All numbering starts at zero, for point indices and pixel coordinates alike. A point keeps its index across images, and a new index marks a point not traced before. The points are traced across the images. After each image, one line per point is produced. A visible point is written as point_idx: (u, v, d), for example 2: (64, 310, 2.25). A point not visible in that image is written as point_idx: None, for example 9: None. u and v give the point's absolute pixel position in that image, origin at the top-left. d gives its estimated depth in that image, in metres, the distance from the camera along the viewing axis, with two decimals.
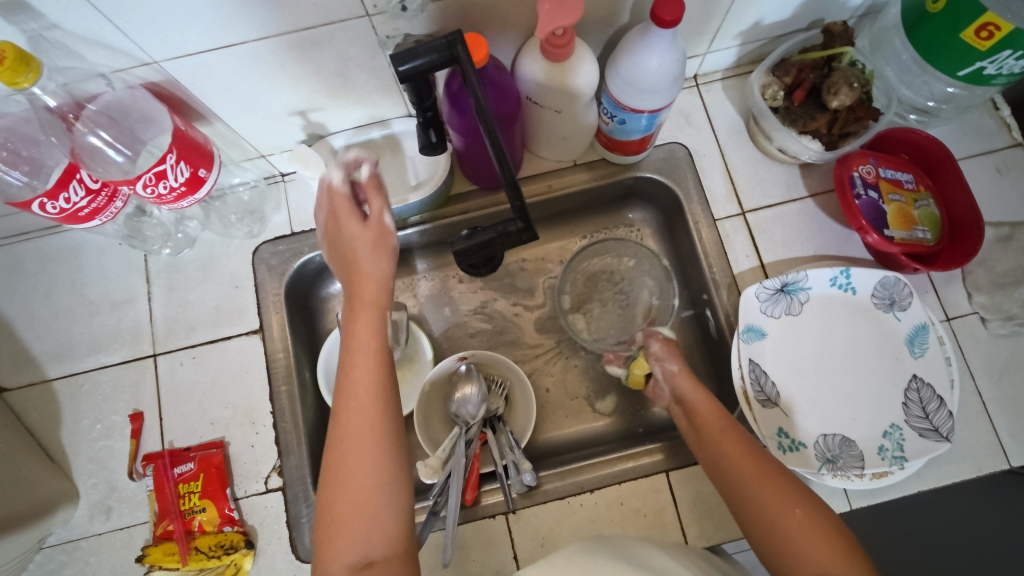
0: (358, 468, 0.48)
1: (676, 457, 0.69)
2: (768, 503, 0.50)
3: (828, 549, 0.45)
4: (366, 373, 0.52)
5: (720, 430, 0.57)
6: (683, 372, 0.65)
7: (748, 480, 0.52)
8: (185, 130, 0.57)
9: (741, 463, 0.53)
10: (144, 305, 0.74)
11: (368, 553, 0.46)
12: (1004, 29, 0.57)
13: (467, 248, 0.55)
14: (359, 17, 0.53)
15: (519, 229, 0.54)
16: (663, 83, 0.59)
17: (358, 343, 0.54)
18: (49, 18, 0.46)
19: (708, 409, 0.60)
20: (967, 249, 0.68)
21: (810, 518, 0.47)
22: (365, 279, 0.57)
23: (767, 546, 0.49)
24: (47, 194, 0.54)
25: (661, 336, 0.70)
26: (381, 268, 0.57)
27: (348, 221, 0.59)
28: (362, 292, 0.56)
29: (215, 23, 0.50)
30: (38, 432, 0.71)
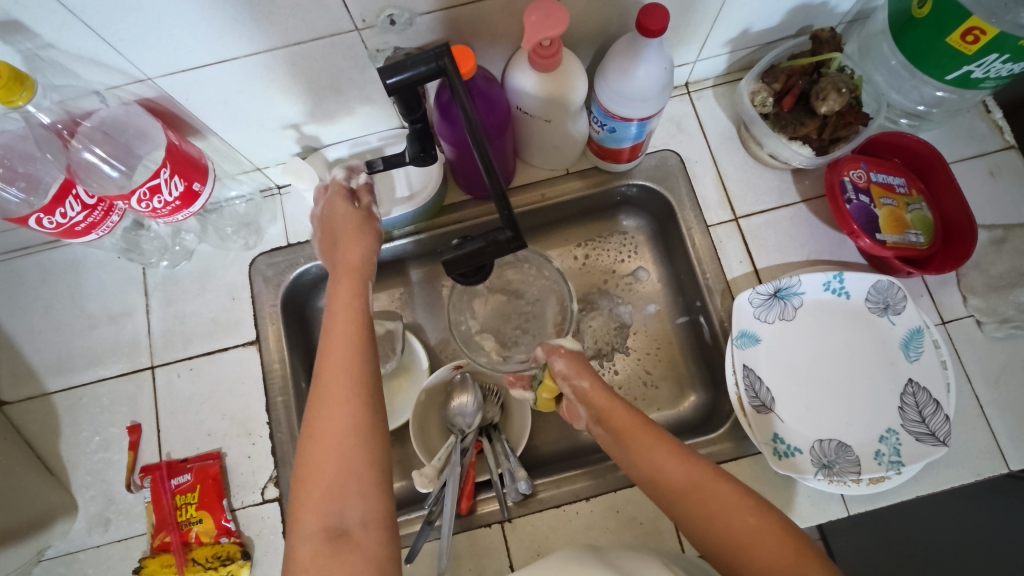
0: (338, 419, 0.46)
1: (605, 479, 0.69)
2: (716, 511, 0.47)
3: (785, 556, 0.44)
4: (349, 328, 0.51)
5: (647, 440, 0.53)
6: (598, 390, 0.60)
7: (688, 491, 0.49)
8: (180, 145, 0.58)
9: (680, 475, 0.50)
10: (142, 317, 0.75)
11: (344, 520, 0.43)
12: (990, 33, 0.57)
13: (456, 258, 0.53)
14: (348, 31, 0.54)
15: (509, 237, 0.53)
16: (652, 92, 0.59)
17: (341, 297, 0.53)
18: (45, 38, 0.47)
19: (626, 420, 0.56)
20: (960, 252, 0.68)
21: (762, 526, 0.46)
22: (348, 250, 0.58)
23: (723, 559, 0.47)
24: (43, 210, 0.54)
25: (564, 351, 0.64)
26: (366, 241, 0.59)
27: (336, 202, 0.61)
28: (346, 260, 0.57)
29: (204, 39, 0.50)
30: (37, 445, 0.71)
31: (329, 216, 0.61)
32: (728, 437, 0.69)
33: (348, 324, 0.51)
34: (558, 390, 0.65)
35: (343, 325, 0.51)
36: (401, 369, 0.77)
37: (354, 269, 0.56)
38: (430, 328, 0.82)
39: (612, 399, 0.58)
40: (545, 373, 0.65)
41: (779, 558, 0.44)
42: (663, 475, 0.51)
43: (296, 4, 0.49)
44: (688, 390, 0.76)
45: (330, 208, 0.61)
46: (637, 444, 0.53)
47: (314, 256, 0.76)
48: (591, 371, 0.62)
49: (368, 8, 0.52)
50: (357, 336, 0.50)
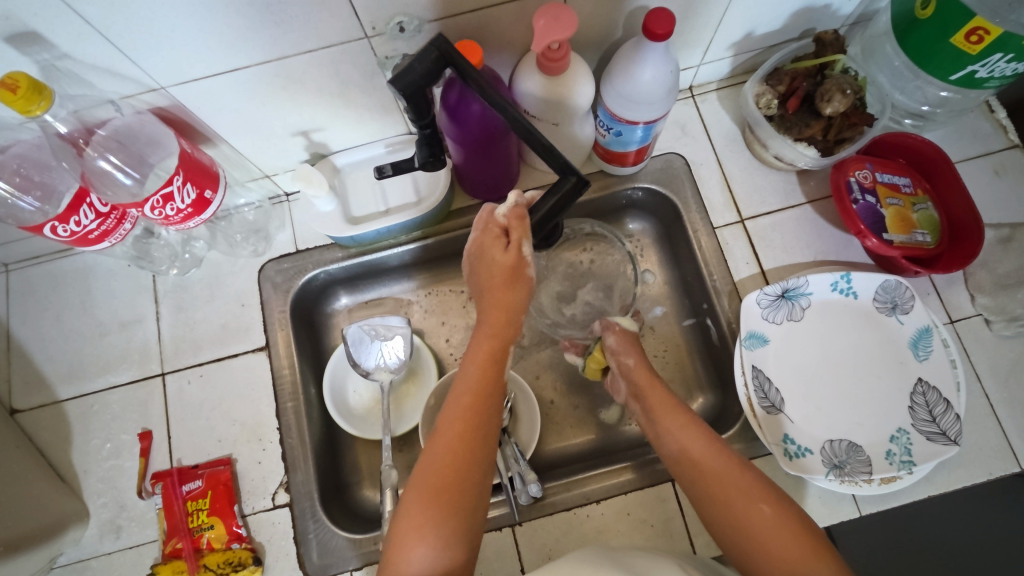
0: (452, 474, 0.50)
1: (647, 474, 0.68)
2: (734, 498, 0.53)
3: (793, 545, 0.48)
4: (470, 406, 0.54)
5: (682, 423, 0.59)
6: (641, 370, 0.66)
7: (709, 471, 0.55)
8: (191, 153, 0.59)
9: (706, 458, 0.56)
10: (153, 324, 0.76)
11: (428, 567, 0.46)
12: (994, 33, 0.57)
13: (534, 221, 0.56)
14: (357, 39, 0.54)
15: (572, 184, 0.54)
16: (659, 94, 0.60)
17: (471, 379, 0.56)
18: (61, 49, 0.48)
19: (666, 404, 0.62)
20: (968, 251, 0.68)
21: (775, 516, 0.50)
22: (503, 301, 0.59)
23: (734, 538, 0.52)
24: (57, 218, 0.55)
25: (618, 329, 0.70)
26: (515, 302, 0.59)
27: (492, 242, 0.59)
28: (496, 317, 0.59)
29: (216, 47, 0.51)
30: (49, 452, 0.71)
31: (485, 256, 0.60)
32: (738, 439, 0.68)
33: (469, 403, 0.54)
34: (605, 363, 0.71)
35: (463, 410, 0.54)
36: (410, 373, 0.80)
37: (500, 331, 0.59)
38: (438, 332, 0.82)
39: (648, 379, 0.64)
40: (598, 345, 0.71)
41: (786, 546, 0.48)
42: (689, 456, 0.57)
43: (309, 13, 0.50)
44: (696, 391, 0.76)
45: (487, 250, 0.59)
46: (671, 427, 0.60)
47: (322, 263, 0.77)
48: (633, 350, 0.68)
49: (378, 15, 0.52)
50: (471, 422, 0.53)
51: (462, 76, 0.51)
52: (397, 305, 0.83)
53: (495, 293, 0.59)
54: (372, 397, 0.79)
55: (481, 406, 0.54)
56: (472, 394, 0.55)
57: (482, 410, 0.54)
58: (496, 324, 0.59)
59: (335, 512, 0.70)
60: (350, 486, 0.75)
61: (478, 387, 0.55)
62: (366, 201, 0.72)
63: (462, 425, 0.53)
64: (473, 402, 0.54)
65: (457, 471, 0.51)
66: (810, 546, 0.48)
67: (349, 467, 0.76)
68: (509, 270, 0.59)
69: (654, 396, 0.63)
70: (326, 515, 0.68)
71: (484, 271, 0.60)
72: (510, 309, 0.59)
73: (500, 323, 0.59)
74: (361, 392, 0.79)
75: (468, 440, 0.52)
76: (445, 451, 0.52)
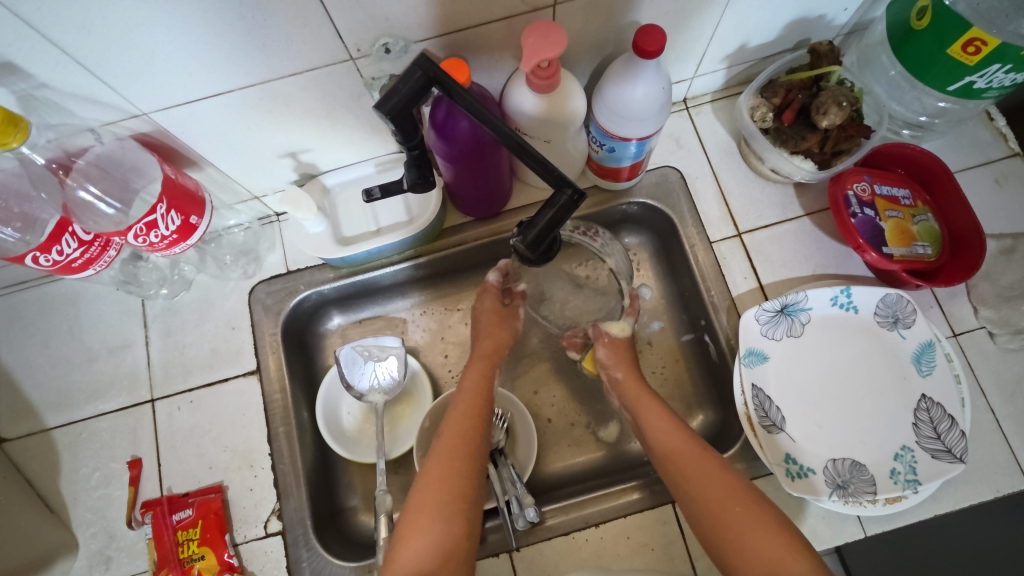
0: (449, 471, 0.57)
1: (654, 495, 0.67)
2: (712, 496, 0.54)
3: (766, 542, 0.49)
4: (472, 415, 0.63)
5: (671, 427, 0.61)
6: (631, 380, 0.68)
7: (693, 471, 0.57)
8: (175, 179, 0.58)
9: (690, 460, 0.57)
10: (142, 349, 0.74)
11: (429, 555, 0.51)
12: (991, 44, 0.56)
13: (529, 235, 0.51)
14: (343, 61, 0.53)
15: (570, 196, 0.50)
16: (651, 111, 0.59)
17: (472, 395, 0.65)
18: (38, 78, 0.46)
19: (656, 411, 0.63)
20: (969, 264, 0.67)
21: (750, 514, 0.52)
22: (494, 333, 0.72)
23: (712, 536, 0.53)
24: (39, 248, 0.53)
25: (607, 341, 0.71)
26: (503, 335, 0.73)
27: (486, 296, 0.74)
28: (486, 345, 0.71)
29: (198, 73, 0.50)
30: (37, 482, 0.70)
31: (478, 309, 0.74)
32: (739, 459, 0.67)
33: (467, 413, 0.63)
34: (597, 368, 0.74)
35: (464, 419, 0.62)
36: (404, 394, 0.79)
37: (490, 355, 0.70)
38: (432, 351, 0.81)
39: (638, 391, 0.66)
40: (593, 350, 0.74)
41: (764, 546, 0.49)
42: (676, 457, 0.59)
43: (292, 37, 0.49)
44: (696, 408, 0.75)
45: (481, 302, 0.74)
46: (659, 431, 0.61)
47: (314, 283, 0.76)
48: (622, 366, 0.69)
49: (363, 37, 0.51)
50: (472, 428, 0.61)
51: (449, 95, 0.49)
52: (390, 324, 0.82)
53: (490, 329, 0.72)
54: (365, 419, 0.78)
55: (480, 415, 0.63)
56: (473, 407, 0.63)
57: (480, 420, 0.63)
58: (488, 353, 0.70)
59: (328, 539, 0.68)
60: (345, 510, 0.74)
61: (474, 397, 0.64)
62: (356, 222, 0.71)
63: (461, 432, 0.61)
64: (472, 413, 0.63)
65: (461, 469, 0.58)
66: (789, 546, 0.49)
67: (343, 491, 0.75)
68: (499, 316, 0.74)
69: (644, 403, 0.65)
70: (320, 543, 0.67)
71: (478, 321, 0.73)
72: (498, 343, 0.72)
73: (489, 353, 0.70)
74: (355, 414, 0.78)
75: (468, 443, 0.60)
76: (449, 455, 0.59)
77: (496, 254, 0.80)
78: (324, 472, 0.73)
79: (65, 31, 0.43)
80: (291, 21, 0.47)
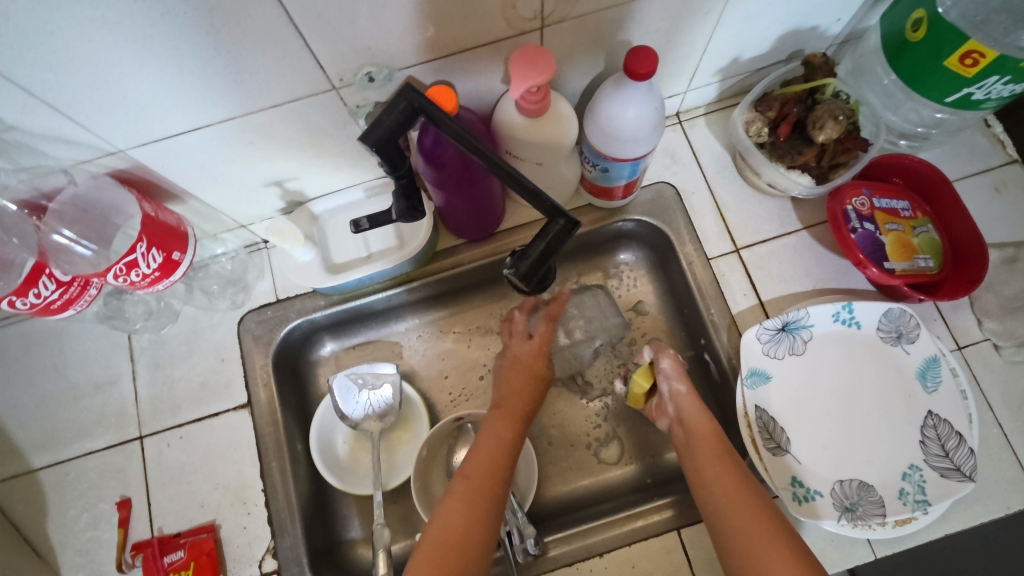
0: (462, 514, 0.53)
1: (689, 512, 0.65)
2: (752, 540, 0.51)
3: None
4: (495, 462, 0.58)
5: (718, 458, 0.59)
6: (687, 401, 0.65)
7: (731, 502, 0.54)
8: (156, 216, 0.56)
9: (729, 492, 0.55)
10: (129, 385, 0.72)
11: None
12: (988, 56, 0.55)
13: (523, 268, 0.49)
14: (326, 90, 0.52)
15: (563, 226, 0.49)
16: (644, 132, 0.57)
17: (498, 439, 0.60)
18: (7, 121, 0.45)
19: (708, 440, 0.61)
20: (973, 276, 0.65)
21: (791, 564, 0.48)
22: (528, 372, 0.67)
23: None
24: (15, 293, 0.51)
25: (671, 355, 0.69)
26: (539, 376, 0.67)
27: (517, 338, 0.71)
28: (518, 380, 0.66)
29: (175, 108, 0.48)
30: (23, 526, 0.68)
31: (511, 351, 0.70)
32: None
33: (493, 449, 0.59)
34: (651, 385, 0.69)
35: (488, 465, 0.57)
36: (400, 421, 0.77)
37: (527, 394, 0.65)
38: (429, 376, 0.79)
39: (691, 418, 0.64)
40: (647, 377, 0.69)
41: None
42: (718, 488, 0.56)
43: (271, 69, 0.47)
44: None
45: (514, 346, 0.70)
46: (705, 460, 0.59)
47: (305, 311, 0.74)
48: (680, 381, 0.67)
49: (346, 67, 0.50)
50: (494, 478, 0.56)
51: (435, 124, 0.48)
52: (384, 349, 0.80)
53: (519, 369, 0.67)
54: (361, 448, 0.76)
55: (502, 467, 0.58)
56: (495, 455, 0.58)
57: (503, 469, 0.58)
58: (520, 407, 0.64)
59: None
60: (343, 543, 0.72)
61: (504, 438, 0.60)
62: (346, 248, 0.69)
63: (481, 482, 0.55)
64: (493, 455, 0.58)
65: (472, 519, 0.53)
66: None
67: (340, 524, 0.73)
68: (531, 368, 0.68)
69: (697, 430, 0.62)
70: None
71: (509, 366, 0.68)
72: (533, 388, 0.66)
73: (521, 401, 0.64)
74: (350, 444, 0.76)
75: (484, 498, 0.54)
76: (465, 503, 0.54)
77: (492, 274, 0.78)
78: (320, 506, 0.72)
79: (32, 72, 0.41)
80: (269, 54, 0.45)
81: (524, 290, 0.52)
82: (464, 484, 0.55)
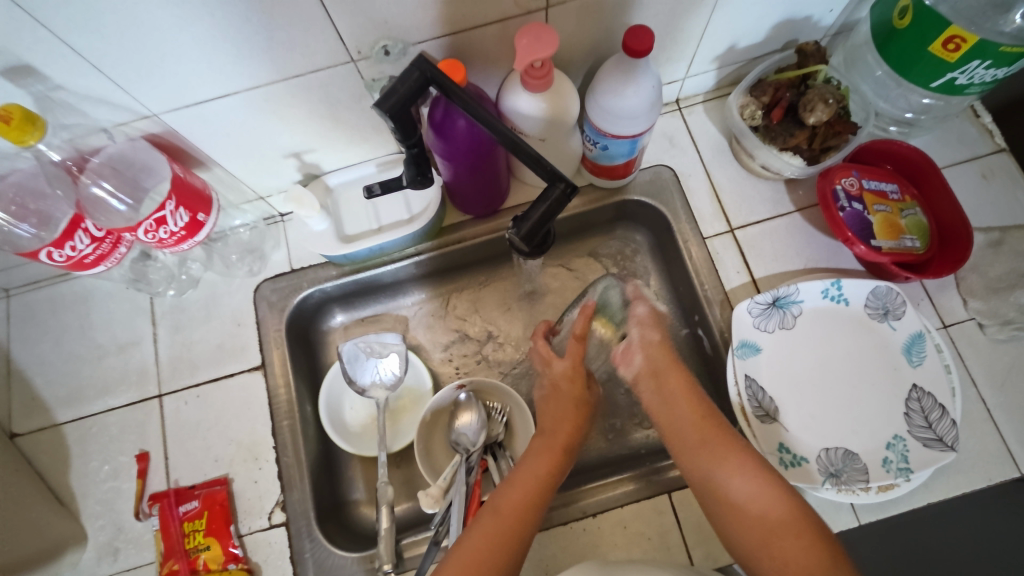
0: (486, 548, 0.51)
1: (678, 477, 0.68)
2: None
3: None
4: (528, 500, 0.56)
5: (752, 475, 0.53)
6: (660, 346, 0.66)
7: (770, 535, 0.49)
8: (184, 178, 0.60)
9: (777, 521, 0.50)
10: (150, 346, 0.76)
11: None
12: (970, 40, 0.58)
13: (523, 229, 0.53)
14: (344, 63, 0.56)
15: (562, 190, 0.52)
16: (642, 109, 0.61)
17: (533, 476, 0.58)
18: (55, 80, 0.49)
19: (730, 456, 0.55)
20: (958, 256, 0.68)
21: None
22: (571, 405, 0.65)
23: None
24: (53, 244, 0.56)
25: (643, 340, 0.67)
26: (581, 400, 0.65)
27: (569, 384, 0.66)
28: (566, 408, 0.65)
29: (206, 74, 0.52)
30: (47, 475, 0.72)
31: (549, 376, 0.68)
32: None
33: (529, 481, 0.57)
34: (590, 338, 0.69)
35: (522, 502, 0.56)
36: (404, 390, 0.80)
37: (571, 422, 0.63)
38: (433, 347, 0.83)
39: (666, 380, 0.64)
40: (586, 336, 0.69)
41: None
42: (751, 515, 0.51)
43: (295, 39, 0.51)
44: None
45: (561, 384, 0.66)
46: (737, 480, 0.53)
47: (318, 281, 0.78)
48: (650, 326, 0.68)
49: (363, 40, 0.54)
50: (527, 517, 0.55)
51: (446, 94, 0.52)
52: (392, 321, 0.84)
53: (562, 405, 0.65)
54: (368, 414, 0.79)
55: (538, 506, 0.56)
56: (529, 492, 0.56)
57: (534, 508, 0.56)
58: (563, 440, 0.62)
59: (330, 530, 0.70)
60: (348, 503, 0.75)
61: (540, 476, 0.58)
62: (358, 220, 0.73)
63: (513, 520, 0.54)
64: (527, 494, 0.56)
65: (500, 553, 0.52)
66: None
67: (346, 485, 0.76)
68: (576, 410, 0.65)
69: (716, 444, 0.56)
70: (323, 534, 0.68)
71: (555, 405, 0.65)
72: (576, 414, 0.64)
73: (565, 439, 0.62)
74: (357, 409, 0.79)
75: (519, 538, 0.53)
76: (489, 538, 0.52)
77: (496, 251, 0.82)
78: (327, 466, 0.75)
79: (80, 35, 0.45)
80: (294, 23, 0.49)
81: (522, 252, 0.56)
82: (492, 518, 0.54)
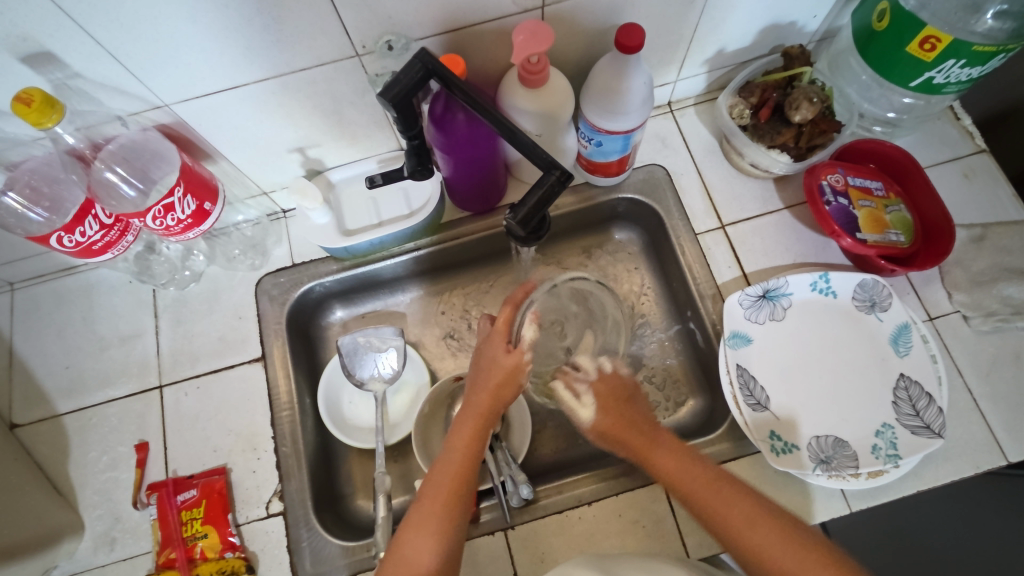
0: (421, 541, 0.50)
1: None
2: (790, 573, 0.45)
3: None
4: (457, 479, 0.54)
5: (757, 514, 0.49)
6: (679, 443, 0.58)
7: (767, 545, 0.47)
8: (192, 167, 0.62)
9: (774, 547, 0.47)
10: (152, 338, 0.78)
11: None
12: (945, 40, 0.61)
13: (523, 214, 0.54)
14: (349, 57, 0.58)
15: (557, 176, 0.55)
16: (634, 105, 0.63)
17: (461, 450, 0.57)
18: (74, 68, 0.51)
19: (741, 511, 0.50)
20: (941, 249, 0.71)
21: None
22: (499, 379, 0.60)
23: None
24: (64, 228, 0.59)
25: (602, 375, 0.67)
26: (509, 369, 0.60)
27: (496, 344, 0.62)
28: (494, 377, 0.60)
29: (216, 66, 0.55)
30: (46, 465, 0.72)
31: (487, 354, 0.62)
32: (727, 438, 0.69)
33: (464, 463, 0.55)
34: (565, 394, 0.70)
35: (452, 487, 0.54)
36: (399, 385, 0.81)
37: (496, 388, 0.60)
38: (432, 342, 0.84)
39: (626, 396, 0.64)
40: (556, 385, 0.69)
41: None
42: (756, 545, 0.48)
43: (304, 32, 0.54)
44: (686, 396, 0.77)
45: (491, 347, 0.62)
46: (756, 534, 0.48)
47: (318, 275, 0.79)
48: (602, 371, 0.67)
49: (368, 34, 0.56)
50: (459, 494, 0.54)
51: (447, 86, 0.54)
52: (392, 316, 0.85)
53: (488, 384, 0.60)
54: (365, 408, 0.80)
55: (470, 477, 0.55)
56: (458, 468, 0.55)
57: (467, 486, 0.54)
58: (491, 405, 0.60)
59: (327, 519, 0.70)
60: (344, 496, 0.75)
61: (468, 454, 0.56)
62: (359, 216, 0.75)
63: (445, 515, 0.52)
64: (459, 470, 0.55)
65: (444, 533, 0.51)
66: None
67: (343, 477, 0.76)
68: (509, 373, 0.61)
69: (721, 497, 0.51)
70: (320, 523, 0.68)
71: (483, 371, 0.62)
72: (503, 382, 0.60)
73: (492, 397, 0.60)
74: (356, 403, 0.80)
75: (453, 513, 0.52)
76: (424, 527, 0.51)
77: (495, 248, 0.83)
78: (325, 457, 0.76)
79: (101, 24, 0.48)
80: (304, 19, 0.52)
81: (519, 236, 0.58)
82: (425, 505, 0.53)
